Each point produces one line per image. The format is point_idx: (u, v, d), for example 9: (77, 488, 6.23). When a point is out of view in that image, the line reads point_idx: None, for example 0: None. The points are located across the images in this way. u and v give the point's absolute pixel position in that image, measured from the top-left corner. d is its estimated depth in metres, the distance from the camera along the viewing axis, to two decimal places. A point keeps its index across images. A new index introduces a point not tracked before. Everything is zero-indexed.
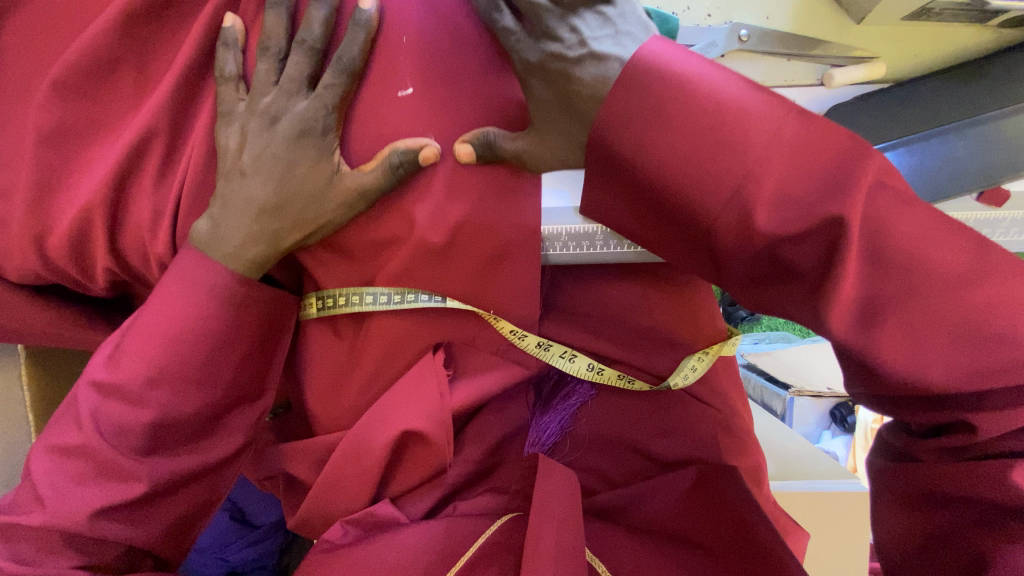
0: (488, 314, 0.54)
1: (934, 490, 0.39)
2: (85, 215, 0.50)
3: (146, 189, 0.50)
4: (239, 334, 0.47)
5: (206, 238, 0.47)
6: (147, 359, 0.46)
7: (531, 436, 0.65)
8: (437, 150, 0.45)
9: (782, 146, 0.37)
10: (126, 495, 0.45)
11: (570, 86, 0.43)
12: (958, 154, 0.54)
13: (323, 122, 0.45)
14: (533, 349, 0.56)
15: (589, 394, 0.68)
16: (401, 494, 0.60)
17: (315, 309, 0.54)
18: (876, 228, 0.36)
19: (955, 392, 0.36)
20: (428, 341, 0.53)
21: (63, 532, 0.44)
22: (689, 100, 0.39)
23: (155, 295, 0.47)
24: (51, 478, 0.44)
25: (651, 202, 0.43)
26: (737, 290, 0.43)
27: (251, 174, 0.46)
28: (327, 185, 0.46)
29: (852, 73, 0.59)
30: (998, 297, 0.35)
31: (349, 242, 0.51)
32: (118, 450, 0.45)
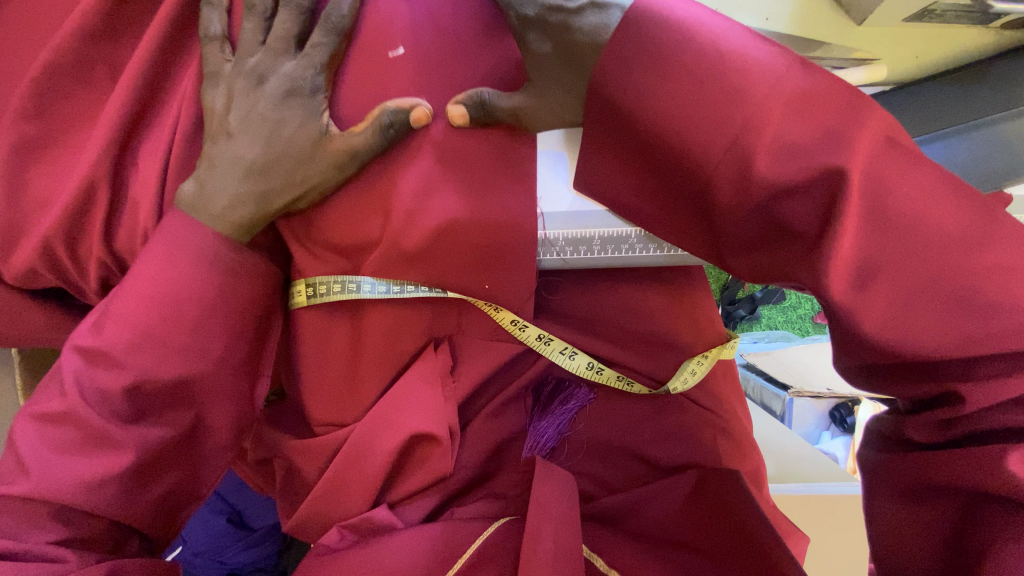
0: (487, 305, 0.57)
1: (931, 483, 0.39)
2: (84, 195, 0.52)
3: (143, 168, 0.53)
4: (226, 303, 0.50)
5: (193, 198, 0.49)
6: (134, 323, 0.47)
7: (529, 442, 0.64)
8: (429, 110, 0.46)
9: (783, 93, 0.35)
10: (113, 462, 0.46)
11: (570, 37, 0.41)
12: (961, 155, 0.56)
13: (312, 81, 0.47)
14: (533, 340, 0.61)
15: (587, 398, 0.67)
16: (401, 499, 0.60)
17: (305, 297, 0.55)
18: (877, 187, 0.34)
19: (944, 361, 0.36)
20: (428, 335, 0.57)
21: (47, 503, 0.45)
22: (690, 46, 0.37)
23: (139, 261, 0.48)
24: (35, 447, 0.45)
25: (649, 159, 0.42)
26: (735, 254, 0.41)
27: (238, 135, 0.48)
28: (316, 146, 0.47)
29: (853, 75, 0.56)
30: (995, 267, 0.33)
31: (336, 220, 0.51)
32: (105, 416, 0.46)
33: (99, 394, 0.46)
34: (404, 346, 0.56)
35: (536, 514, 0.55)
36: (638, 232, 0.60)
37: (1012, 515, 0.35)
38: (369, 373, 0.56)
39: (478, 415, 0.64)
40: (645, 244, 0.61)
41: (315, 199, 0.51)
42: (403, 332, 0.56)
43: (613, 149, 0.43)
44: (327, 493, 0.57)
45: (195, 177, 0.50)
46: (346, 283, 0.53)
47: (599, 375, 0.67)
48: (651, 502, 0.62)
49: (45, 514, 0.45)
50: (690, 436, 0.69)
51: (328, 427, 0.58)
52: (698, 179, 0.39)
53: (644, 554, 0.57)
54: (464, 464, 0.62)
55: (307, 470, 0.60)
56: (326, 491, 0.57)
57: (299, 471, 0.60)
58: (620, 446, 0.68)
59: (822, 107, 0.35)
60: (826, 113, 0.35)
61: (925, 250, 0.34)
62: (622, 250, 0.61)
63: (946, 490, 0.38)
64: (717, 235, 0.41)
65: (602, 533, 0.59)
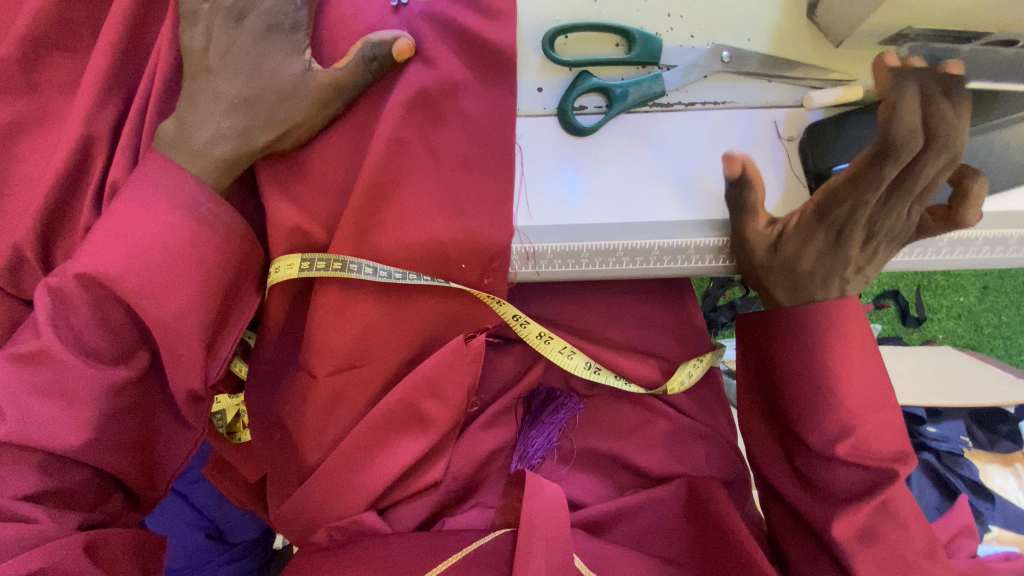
0: (486, 295, 0.62)
1: (782, 507, 0.64)
2: (80, 158, 0.57)
3: (130, 137, 0.56)
4: (198, 251, 0.52)
5: (172, 134, 0.53)
6: (108, 261, 0.50)
7: (519, 450, 0.70)
8: (410, 43, 0.54)
9: (882, 428, 0.58)
10: (87, 409, 0.49)
11: (906, 183, 0.51)
12: None
13: (290, 17, 0.54)
14: (533, 338, 0.69)
15: (578, 408, 0.72)
16: (391, 507, 0.68)
17: (299, 269, 0.58)
18: (818, 479, 0.59)
19: (818, 483, 0.59)
20: (444, 319, 0.65)
21: (23, 444, 0.48)
22: (844, 360, 0.56)
23: (118, 206, 0.52)
24: (11, 386, 0.48)
25: (782, 417, 0.61)
26: (802, 457, 0.60)
27: (219, 71, 0.53)
28: (301, 81, 0.53)
29: (829, 94, 0.59)
30: (872, 439, 0.57)
31: (318, 185, 0.57)
32: (82, 359, 0.50)
33: (75, 337, 0.50)
34: (381, 316, 0.62)
35: (525, 535, 0.58)
36: (625, 246, 0.59)
37: (806, 537, 0.62)
38: (344, 337, 0.62)
39: (470, 428, 0.71)
40: (703, 255, 0.60)
41: (299, 139, 0.56)
42: (382, 302, 0.62)
43: (765, 397, 0.63)
44: (319, 487, 0.65)
45: (176, 115, 0.54)
46: (328, 267, 0.58)
47: (595, 374, 0.69)
48: (636, 512, 0.67)
49: (28, 463, 0.48)
50: (681, 447, 0.71)
51: (336, 424, 0.66)
52: (791, 428, 0.60)
53: (616, 549, 0.63)
54: (453, 474, 0.69)
55: (305, 449, 0.67)
56: (323, 485, 0.65)
57: (304, 458, 0.67)
58: (610, 455, 0.71)
59: (889, 439, 0.58)
60: (881, 456, 0.57)
61: (859, 433, 0.56)
62: (609, 264, 0.60)
63: (808, 529, 0.62)
64: (788, 434, 0.61)
65: (581, 534, 0.63)
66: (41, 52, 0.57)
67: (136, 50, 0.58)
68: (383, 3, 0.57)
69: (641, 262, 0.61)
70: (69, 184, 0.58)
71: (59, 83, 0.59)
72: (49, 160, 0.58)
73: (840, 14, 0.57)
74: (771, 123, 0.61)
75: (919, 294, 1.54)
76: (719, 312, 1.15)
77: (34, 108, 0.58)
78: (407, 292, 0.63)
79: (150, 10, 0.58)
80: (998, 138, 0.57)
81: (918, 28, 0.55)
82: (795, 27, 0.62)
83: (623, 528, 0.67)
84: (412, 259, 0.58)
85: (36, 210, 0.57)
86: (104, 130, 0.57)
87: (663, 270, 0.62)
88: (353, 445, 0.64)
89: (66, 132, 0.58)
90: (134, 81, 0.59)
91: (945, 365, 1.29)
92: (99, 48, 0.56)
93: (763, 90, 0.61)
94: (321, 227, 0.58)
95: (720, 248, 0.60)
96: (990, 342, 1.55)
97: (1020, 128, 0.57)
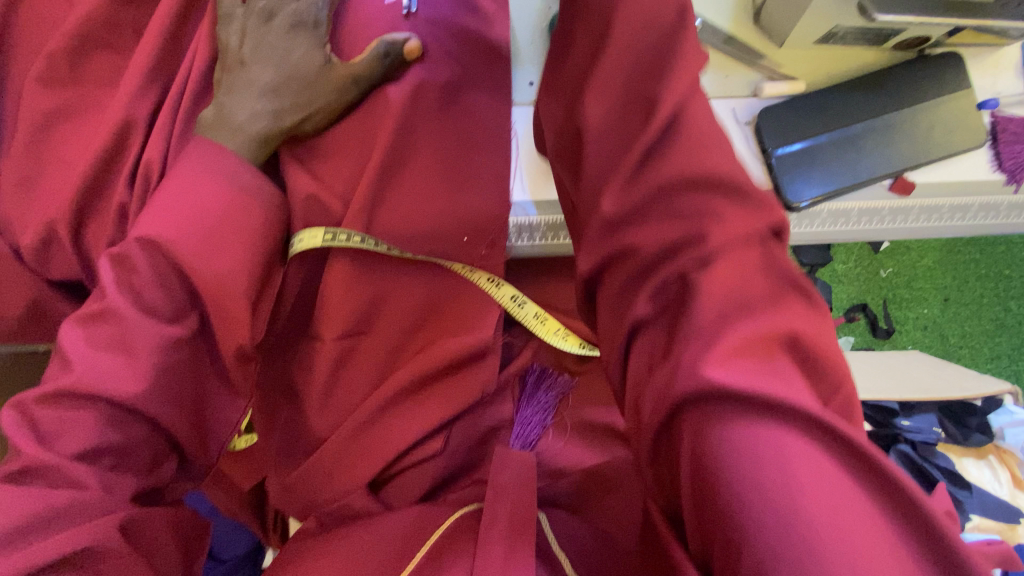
0: (464, 269, 0.71)
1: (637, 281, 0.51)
2: (120, 142, 0.65)
3: (166, 122, 0.64)
4: (242, 219, 0.59)
5: (213, 120, 0.62)
6: (167, 223, 0.56)
7: (516, 428, 0.75)
8: (418, 45, 0.63)
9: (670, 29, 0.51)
10: (140, 362, 0.53)
11: None
12: (865, 149, 0.67)
13: (313, 17, 0.63)
14: (530, 317, 0.78)
15: (569, 386, 0.79)
16: (387, 488, 0.72)
17: (322, 239, 0.63)
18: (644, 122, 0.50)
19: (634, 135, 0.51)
20: (446, 298, 0.71)
21: (84, 395, 0.52)
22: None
23: (173, 180, 0.59)
24: (78, 345, 0.52)
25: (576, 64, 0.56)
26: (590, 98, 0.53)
27: (250, 62, 0.62)
28: (325, 74, 0.62)
29: (777, 87, 0.69)
30: None
31: (334, 164, 0.66)
32: (143, 317, 0.54)
33: (135, 295, 0.55)
34: (386, 283, 0.69)
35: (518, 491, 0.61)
36: None
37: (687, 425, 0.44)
38: (350, 304, 0.67)
39: (477, 406, 0.74)
40: None
41: (319, 123, 0.65)
42: (385, 278, 0.69)
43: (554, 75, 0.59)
44: (328, 452, 0.69)
45: (216, 102, 0.62)
46: (343, 237, 0.63)
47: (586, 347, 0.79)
48: (609, 493, 0.69)
49: (91, 418, 0.52)
50: None
51: (345, 397, 0.71)
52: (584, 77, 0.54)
53: (569, 539, 0.64)
54: (455, 448, 0.72)
55: (312, 422, 0.72)
56: (338, 453, 0.69)
57: (312, 428, 0.72)
58: (602, 424, 0.78)
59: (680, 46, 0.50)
60: None
61: None
62: None
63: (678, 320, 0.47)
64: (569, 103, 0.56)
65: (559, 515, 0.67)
66: (88, 50, 0.65)
67: (174, 49, 0.66)
68: (395, 9, 0.65)
69: None
70: (104, 164, 0.65)
71: (101, 77, 0.66)
72: (88, 144, 0.65)
73: (781, 16, 0.66)
74: (728, 111, 0.71)
75: (885, 307, 1.63)
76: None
77: (78, 99, 0.66)
78: (409, 272, 0.70)
79: (188, 15, 0.66)
80: (920, 119, 0.67)
81: (844, 28, 0.64)
82: (748, 29, 0.71)
83: (600, 505, 0.69)
84: (417, 228, 0.66)
85: (73, 189, 0.65)
86: (141, 115, 0.64)
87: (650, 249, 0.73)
88: (362, 416, 0.68)
89: (105, 120, 0.65)
90: (169, 77, 0.67)
91: (912, 365, 1.38)
92: (143, 46, 0.65)
93: (720, 83, 0.71)
94: (337, 198, 0.65)
95: None
96: (956, 350, 1.64)
97: (936, 113, 0.67)
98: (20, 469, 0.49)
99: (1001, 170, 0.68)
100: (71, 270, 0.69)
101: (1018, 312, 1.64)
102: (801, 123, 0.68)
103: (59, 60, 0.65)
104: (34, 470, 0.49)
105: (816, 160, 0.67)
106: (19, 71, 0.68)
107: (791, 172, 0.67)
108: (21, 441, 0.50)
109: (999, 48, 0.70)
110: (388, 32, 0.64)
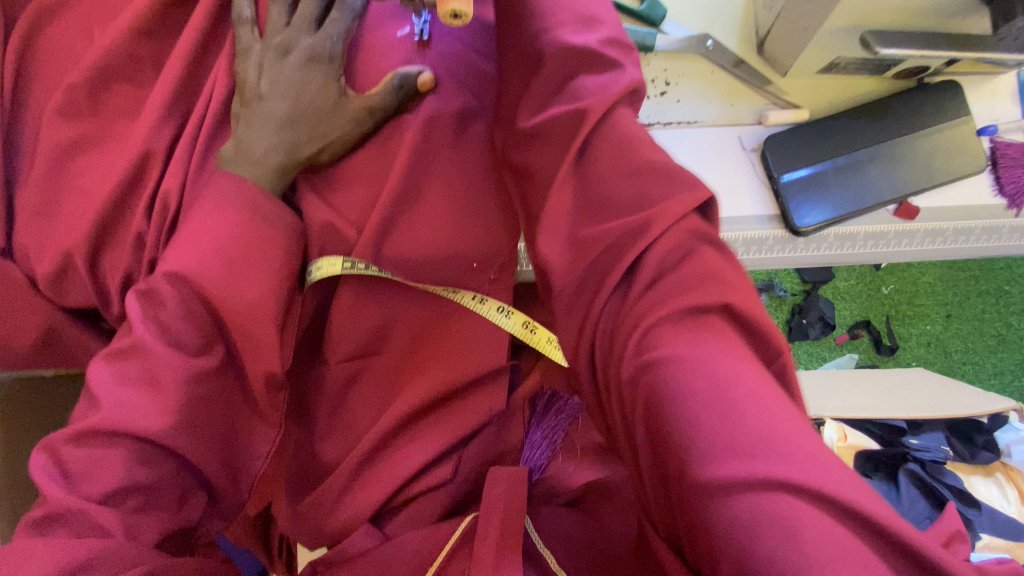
0: (474, 299, 0.72)
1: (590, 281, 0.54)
2: (138, 174, 0.66)
3: (183, 153, 0.65)
4: (264, 251, 0.61)
5: (233, 153, 0.64)
6: (191, 259, 0.58)
7: (524, 453, 0.75)
8: (431, 77, 0.64)
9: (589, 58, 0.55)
10: (167, 398, 0.56)
11: None
12: (867, 176, 0.68)
13: (328, 50, 0.64)
14: (542, 342, 0.78)
15: (579, 408, 0.78)
16: (392, 523, 0.71)
17: (342, 268, 0.65)
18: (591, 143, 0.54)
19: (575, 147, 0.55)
20: (455, 326, 0.71)
21: (110, 432, 0.54)
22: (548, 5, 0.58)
23: (196, 216, 0.60)
24: (109, 382, 0.55)
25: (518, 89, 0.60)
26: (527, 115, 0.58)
27: (268, 96, 0.63)
28: (341, 108, 0.64)
29: (782, 115, 0.71)
30: None
31: (348, 192, 0.67)
32: (170, 353, 0.56)
33: (162, 329, 0.57)
34: (395, 311, 0.70)
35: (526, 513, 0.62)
36: None
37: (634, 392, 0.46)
38: (364, 329, 0.69)
39: (487, 430, 0.74)
40: None
41: (335, 153, 0.66)
42: (392, 306, 0.70)
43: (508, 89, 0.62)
44: (340, 478, 0.70)
45: (235, 136, 0.64)
46: (361, 266, 0.66)
47: None
48: (608, 501, 0.73)
49: (119, 457, 0.54)
50: None
51: (359, 422, 0.71)
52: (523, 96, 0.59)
53: (564, 545, 0.65)
54: (465, 474, 0.72)
55: (324, 446, 0.72)
56: (354, 477, 0.70)
57: (324, 452, 0.72)
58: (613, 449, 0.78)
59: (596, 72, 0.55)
60: None
61: None
62: None
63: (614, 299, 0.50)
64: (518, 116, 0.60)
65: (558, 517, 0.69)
66: (106, 84, 0.67)
67: (191, 81, 0.68)
68: (409, 41, 0.67)
69: None
70: (122, 195, 0.66)
71: (119, 109, 0.68)
72: (105, 176, 0.67)
73: (784, 48, 0.68)
74: (734, 138, 0.72)
75: (888, 324, 1.64)
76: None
77: (97, 132, 0.67)
78: (419, 300, 0.71)
79: (204, 48, 0.68)
80: (921, 145, 0.69)
81: (845, 59, 0.66)
82: (754, 58, 0.73)
83: (597, 512, 0.72)
84: (428, 254, 0.68)
85: (89, 220, 0.65)
86: (159, 147, 0.66)
87: None
88: (374, 441, 0.69)
89: (124, 152, 0.66)
90: (185, 109, 0.68)
91: (921, 384, 1.37)
92: (161, 80, 0.66)
93: (726, 110, 0.73)
94: (351, 225, 0.66)
95: None
96: (959, 367, 1.65)
97: (938, 139, 0.69)
98: (45, 515, 0.51)
99: (1001, 195, 0.70)
100: (87, 299, 0.70)
101: (1019, 328, 1.65)
102: (804, 150, 0.69)
103: (79, 95, 0.66)
104: (58, 516, 0.51)
105: (814, 188, 0.69)
106: (37, 103, 0.69)
107: (796, 197, 0.69)
108: (48, 484, 0.52)
109: (995, 77, 0.72)
110: (402, 66, 0.66)
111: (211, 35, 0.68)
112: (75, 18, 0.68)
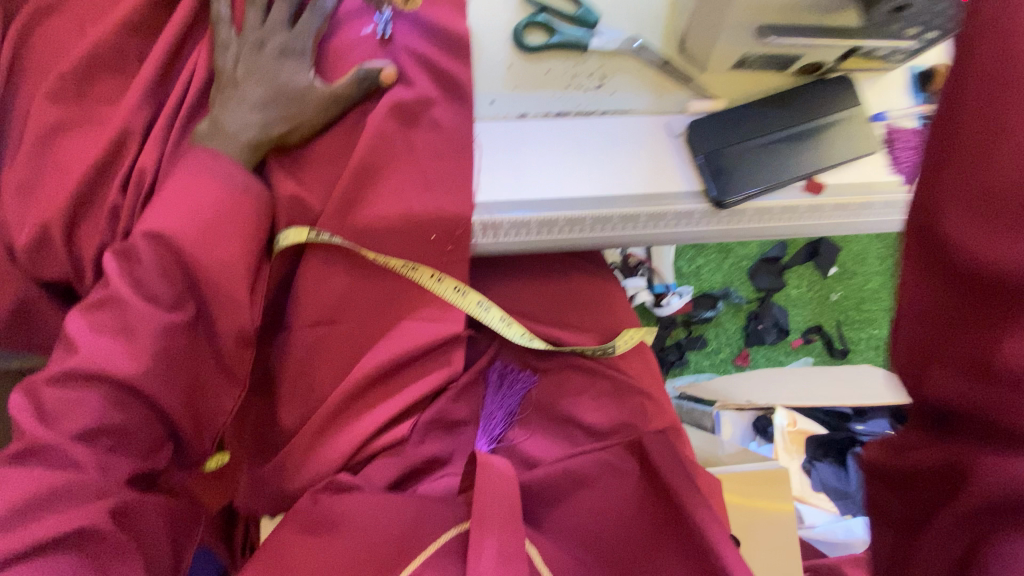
0: (433, 274, 0.76)
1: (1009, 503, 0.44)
2: (117, 153, 0.72)
3: (161, 134, 0.72)
4: (232, 217, 0.66)
5: (205, 132, 0.71)
6: (166, 221, 0.64)
7: (482, 423, 0.81)
8: (394, 73, 0.73)
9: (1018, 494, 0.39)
10: (141, 348, 0.60)
11: None
12: (774, 158, 0.78)
13: (300, 46, 0.72)
14: (498, 322, 0.83)
15: (531, 381, 0.84)
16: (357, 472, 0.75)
17: (308, 238, 0.72)
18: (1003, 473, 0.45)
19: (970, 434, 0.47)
20: (412, 298, 0.77)
21: (84, 374, 0.59)
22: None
23: (169, 184, 0.66)
24: (86, 331, 0.60)
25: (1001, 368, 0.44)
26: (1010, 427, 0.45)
27: (242, 84, 0.71)
28: (310, 95, 0.71)
29: (703, 105, 0.80)
30: None
31: (314, 171, 0.74)
32: (146, 306, 0.61)
33: (137, 284, 0.62)
34: (351, 283, 0.76)
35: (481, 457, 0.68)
36: (564, 217, 0.76)
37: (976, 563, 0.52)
38: (328, 293, 0.75)
39: (445, 394, 0.79)
40: (622, 223, 0.78)
41: (304, 136, 0.73)
42: (350, 273, 0.76)
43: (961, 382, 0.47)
44: (304, 438, 0.74)
45: (211, 117, 0.71)
46: (326, 236, 0.73)
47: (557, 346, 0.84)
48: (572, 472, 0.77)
49: (94, 400, 0.58)
50: (621, 400, 0.85)
51: (323, 386, 0.76)
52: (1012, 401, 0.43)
53: (566, 555, 0.70)
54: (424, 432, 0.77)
55: (290, 410, 0.77)
56: (317, 439, 0.75)
57: (290, 414, 0.77)
58: (565, 416, 0.84)
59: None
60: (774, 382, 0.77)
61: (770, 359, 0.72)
62: (552, 232, 0.77)
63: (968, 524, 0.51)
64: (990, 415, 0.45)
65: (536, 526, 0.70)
66: (90, 74, 0.73)
67: (169, 72, 0.75)
68: (372, 37, 0.75)
69: (579, 229, 0.78)
70: (100, 172, 0.72)
71: (101, 95, 0.74)
72: (84, 155, 0.73)
73: (700, 47, 0.78)
74: (662, 126, 0.81)
75: (839, 329, 1.72)
76: (668, 348, 1.66)
77: (78, 116, 0.74)
78: (375, 275, 0.76)
79: (184, 42, 0.75)
80: (821, 131, 0.79)
81: (753, 55, 0.76)
82: (679, 58, 0.82)
83: (570, 500, 0.75)
84: (387, 226, 0.74)
85: (67, 193, 0.71)
86: (136, 128, 0.72)
87: (609, 239, 0.79)
88: (338, 402, 0.74)
89: (105, 134, 0.73)
90: (163, 96, 0.75)
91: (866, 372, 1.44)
92: (142, 70, 0.73)
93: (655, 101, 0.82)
94: (317, 199, 0.74)
95: (635, 216, 0.77)
96: None
97: (839, 125, 0.79)
98: (24, 450, 0.56)
99: (897, 172, 0.80)
100: (61, 269, 0.74)
101: None
102: (720, 136, 0.78)
103: (65, 83, 0.72)
104: (36, 450, 0.56)
105: (732, 169, 0.77)
106: (24, 91, 0.75)
107: (711, 176, 0.77)
108: (26, 420, 0.57)
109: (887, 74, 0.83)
110: (366, 61, 0.75)
111: (190, 32, 0.75)
112: (64, 15, 0.75)
